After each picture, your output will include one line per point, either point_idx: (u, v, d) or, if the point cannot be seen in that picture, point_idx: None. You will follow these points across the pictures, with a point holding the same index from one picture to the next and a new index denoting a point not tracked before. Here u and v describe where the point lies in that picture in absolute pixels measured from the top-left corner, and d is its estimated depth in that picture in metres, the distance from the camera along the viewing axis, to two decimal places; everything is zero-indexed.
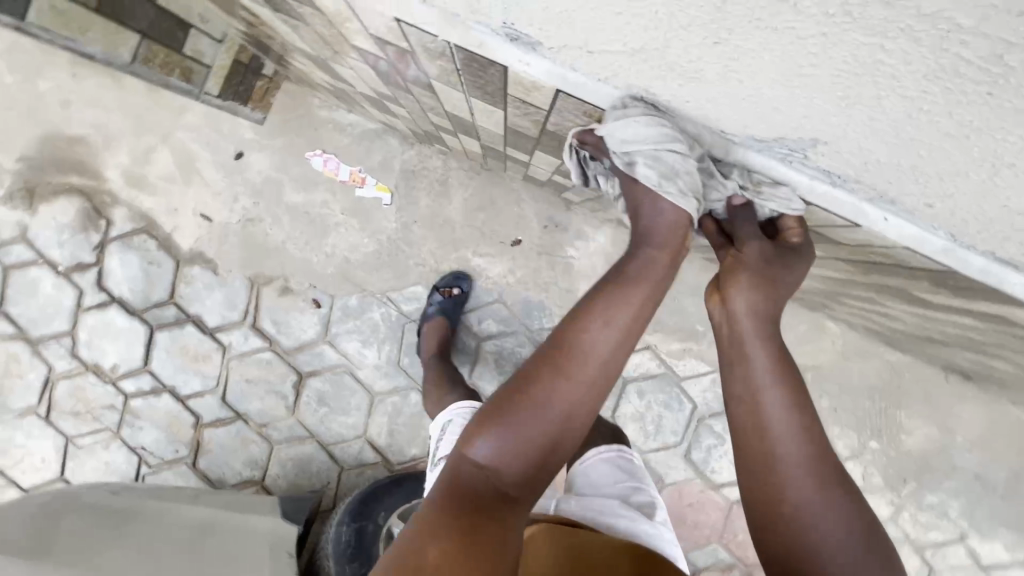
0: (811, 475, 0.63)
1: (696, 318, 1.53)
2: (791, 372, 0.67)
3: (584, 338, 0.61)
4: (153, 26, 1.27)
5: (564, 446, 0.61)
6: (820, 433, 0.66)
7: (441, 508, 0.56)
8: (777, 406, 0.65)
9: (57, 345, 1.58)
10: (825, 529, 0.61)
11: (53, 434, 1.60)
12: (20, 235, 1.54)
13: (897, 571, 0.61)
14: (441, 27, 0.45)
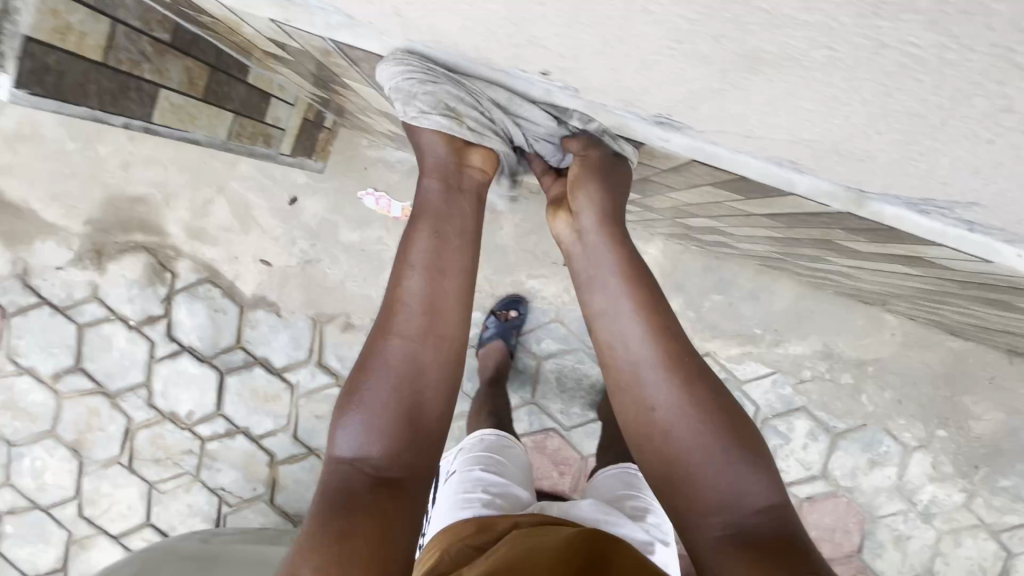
0: (669, 381, 0.60)
1: (752, 322, 1.55)
2: (638, 273, 0.64)
3: (401, 293, 0.65)
4: (242, 103, 0.87)
5: (418, 391, 0.64)
6: (671, 328, 0.62)
7: (324, 501, 0.60)
8: (625, 322, 0.62)
9: (134, 396, 1.64)
10: (685, 423, 0.60)
11: (137, 482, 1.67)
12: (92, 294, 1.61)
13: (758, 448, 0.60)
14: (584, 112, 0.47)
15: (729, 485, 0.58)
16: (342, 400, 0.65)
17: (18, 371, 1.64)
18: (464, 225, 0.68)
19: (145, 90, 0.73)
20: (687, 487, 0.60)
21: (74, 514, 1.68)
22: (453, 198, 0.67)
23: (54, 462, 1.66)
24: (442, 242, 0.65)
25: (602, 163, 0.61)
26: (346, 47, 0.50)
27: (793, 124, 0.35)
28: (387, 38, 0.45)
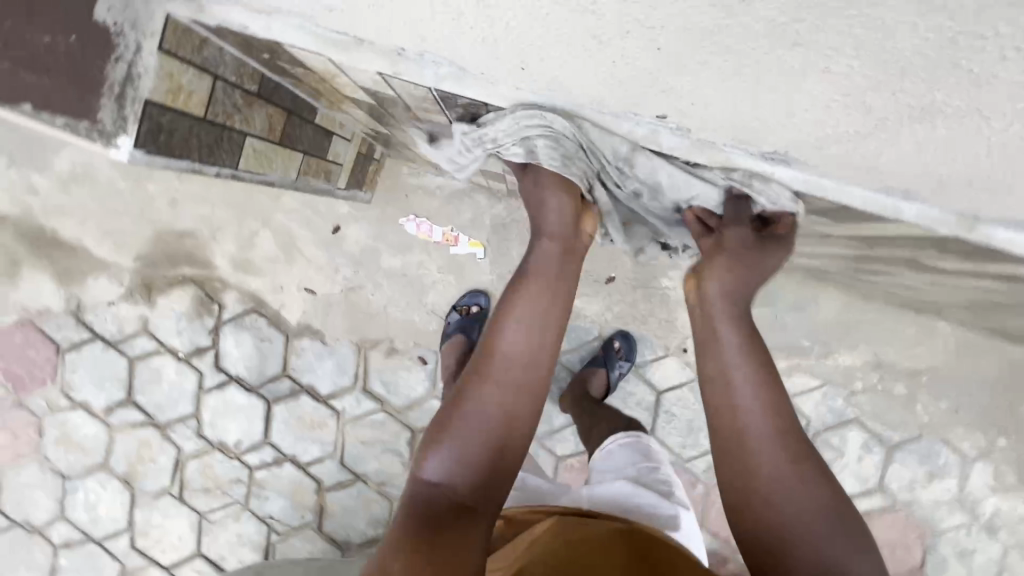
0: (781, 448, 0.70)
1: (800, 334, 1.52)
2: (752, 343, 0.74)
3: (502, 343, 0.72)
4: (310, 144, 0.90)
5: (515, 431, 0.71)
6: (785, 399, 0.72)
7: (407, 526, 0.65)
8: (745, 392, 0.71)
9: (184, 427, 1.67)
10: (789, 488, 0.68)
11: (188, 512, 1.68)
12: (143, 328, 1.65)
13: (856, 525, 0.67)
14: (686, 150, 0.47)
15: (827, 544, 0.65)
16: (429, 435, 0.71)
17: (72, 406, 1.67)
18: (567, 282, 0.77)
19: (235, 141, 0.73)
20: (794, 548, 0.66)
21: (126, 546, 1.70)
22: (558, 258, 0.77)
23: (107, 494, 1.69)
24: (539, 294, 0.74)
25: (739, 246, 0.75)
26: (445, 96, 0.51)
27: (932, 163, 0.35)
28: (494, 87, 0.47)
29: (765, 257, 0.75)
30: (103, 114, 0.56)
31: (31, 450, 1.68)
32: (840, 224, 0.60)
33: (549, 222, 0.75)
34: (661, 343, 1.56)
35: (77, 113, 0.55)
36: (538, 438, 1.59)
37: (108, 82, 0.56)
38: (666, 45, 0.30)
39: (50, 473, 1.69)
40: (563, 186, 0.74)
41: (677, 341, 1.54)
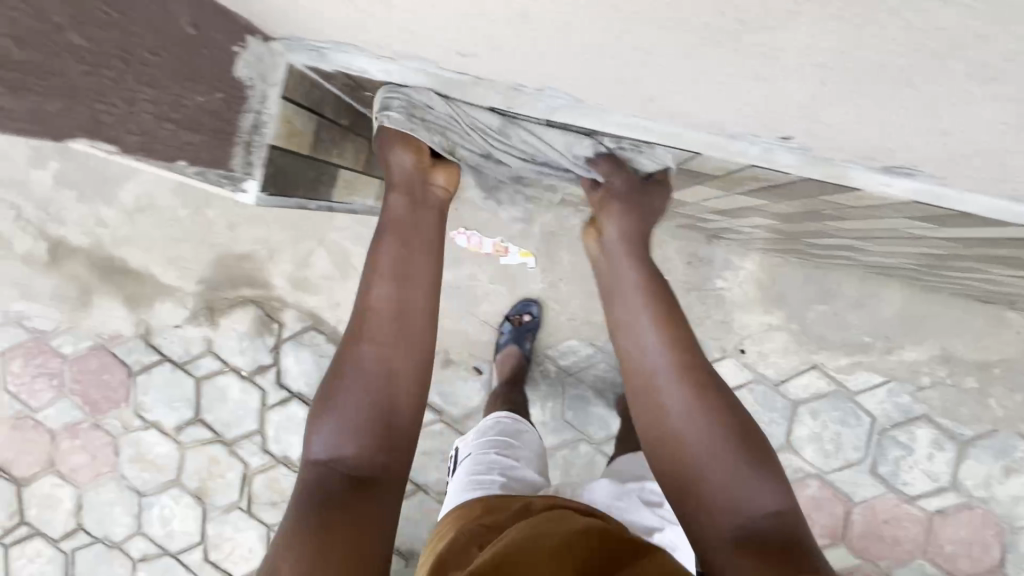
0: (681, 385, 0.69)
1: (862, 330, 1.49)
2: (650, 284, 0.76)
3: (377, 301, 0.70)
4: (389, 170, 0.95)
5: (402, 383, 0.69)
6: (683, 334, 0.73)
7: (300, 510, 0.59)
8: (644, 334, 0.72)
9: (250, 443, 1.72)
10: (693, 422, 0.67)
11: (257, 525, 1.74)
12: (208, 348, 1.71)
13: (764, 451, 0.67)
14: (800, 168, 0.48)
15: (742, 481, 0.64)
16: (315, 409, 0.67)
17: (145, 425, 1.75)
18: (432, 233, 0.74)
19: (331, 175, 0.81)
20: (706, 489, 0.65)
21: (200, 559, 1.76)
22: (425, 216, 0.74)
23: (180, 509, 1.76)
24: (411, 250, 0.72)
25: (626, 192, 0.79)
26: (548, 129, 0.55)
27: None
28: (610, 116, 0.48)
29: (648, 202, 0.80)
30: (234, 160, 0.60)
31: (109, 468, 1.77)
32: (945, 228, 0.59)
33: (410, 181, 0.74)
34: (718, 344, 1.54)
35: (214, 162, 0.57)
36: (596, 444, 1.60)
37: (240, 130, 0.58)
38: (832, 82, 0.30)
39: (128, 489, 1.77)
40: (403, 141, 0.73)
41: (734, 342, 1.53)
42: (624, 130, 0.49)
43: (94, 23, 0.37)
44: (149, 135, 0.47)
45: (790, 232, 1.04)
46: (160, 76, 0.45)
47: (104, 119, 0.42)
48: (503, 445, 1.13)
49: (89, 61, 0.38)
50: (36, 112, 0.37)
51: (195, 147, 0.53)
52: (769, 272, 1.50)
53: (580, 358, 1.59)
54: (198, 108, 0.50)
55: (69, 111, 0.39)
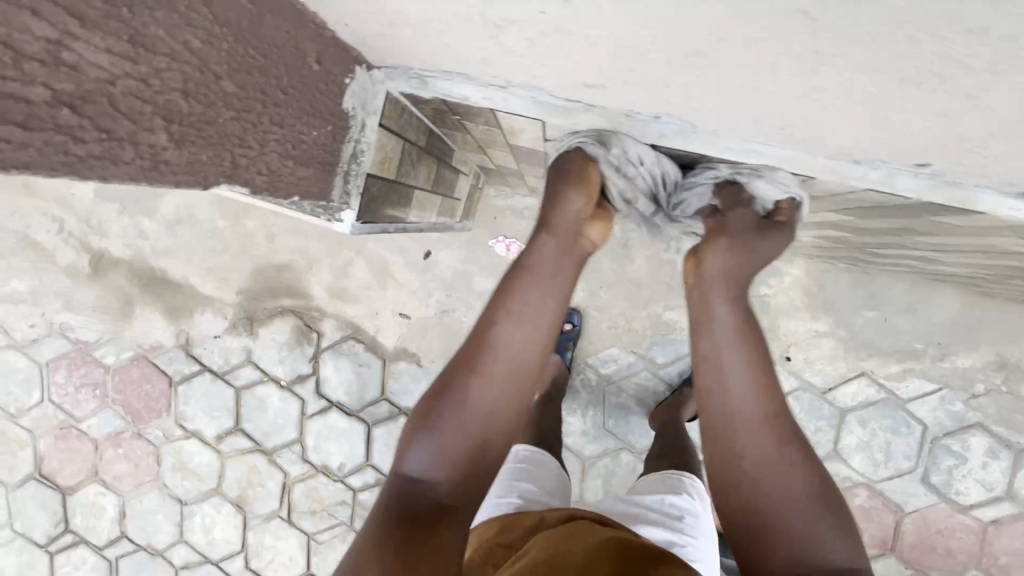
0: (768, 431, 0.67)
1: (913, 336, 1.45)
2: (749, 326, 0.70)
3: (494, 345, 0.68)
4: (451, 187, 0.96)
5: (501, 424, 0.68)
6: (777, 384, 0.69)
7: (389, 520, 0.63)
8: (736, 373, 0.68)
9: (290, 452, 1.73)
10: (777, 471, 0.66)
11: (297, 533, 1.74)
12: (247, 358, 1.72)
13: (840, 507, 0.66)
14: (921, 191, 0.45)
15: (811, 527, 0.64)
16: (413, 423, 0.68)
17: (186, 435, 1.76)
18: (562, 276, 0.72)
19: (409, 195, 0.83)
20: (775, 528, 0.65)
21: (241, 566, 1.77)
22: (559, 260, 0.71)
23: (221, 517, 1.77)
24: (544, 289, 0.70)
25: (739, 229, 0.69)
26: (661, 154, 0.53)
27: None
28: (723, 142, 0.46)
29: (762, 242, 0.69)
30: (333, 192, 0.60)
31: (151, 477, 1.78)
32: None
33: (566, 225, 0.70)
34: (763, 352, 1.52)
35: (321, 195, 0.59)
36: (638, 453, 1.58)
37: (341, 161, 0.59)
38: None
39: (169, 498, 1.78)
40: (573, 183, 0.69)
41: (780, 349, 1.50)
42: (734, 155, 0.48)
43: (242, 74, 0.40)
44: (275, 174, 0.49)
45: (853, 241, 1.01)
46: (288, 113, 0.47)
47: (245, 163, 0.45)
48: (521, 468, 1.00)
49: (236, 109, 0.41)
50: (196, 162, 0.39)
51: (312, 188, 0.56)
52: (816, 278, 1.47)
53: (621, 367, 1.57)
54: (314, 141, 0.52)
55: (216, 157, 0.41)
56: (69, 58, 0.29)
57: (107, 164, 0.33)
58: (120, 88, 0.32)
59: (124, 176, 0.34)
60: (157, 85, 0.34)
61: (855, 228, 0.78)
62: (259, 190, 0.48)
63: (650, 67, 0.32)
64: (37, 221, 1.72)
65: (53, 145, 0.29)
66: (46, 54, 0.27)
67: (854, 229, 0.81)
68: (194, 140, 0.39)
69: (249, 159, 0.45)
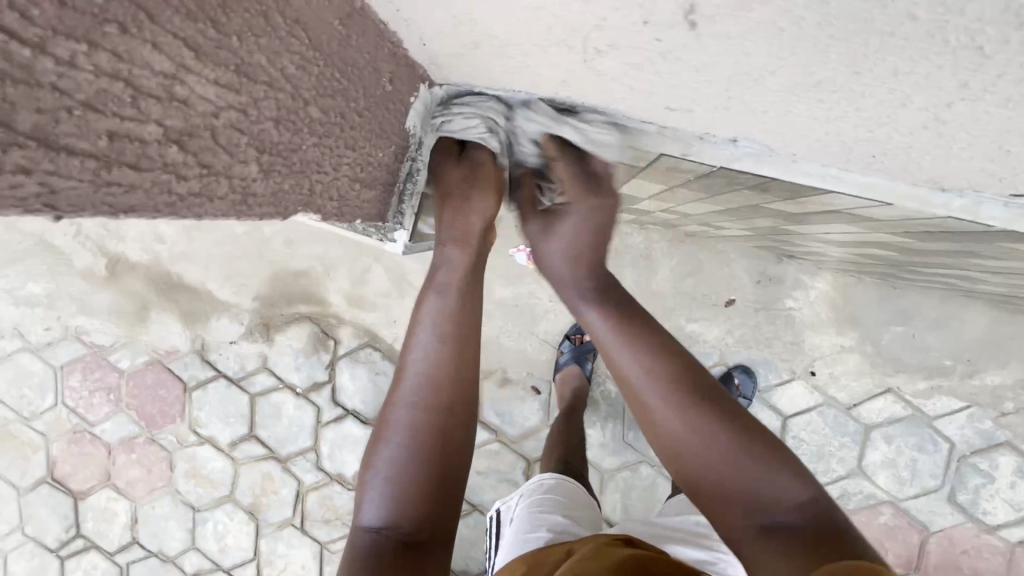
0: (678, 410, 0.65)
1: (941, 353, 1.43)
2: (624, 311, 0.71)
3: (411, 352, 0.67)
4: None
5: (451, 427, 0.66)
6: (671, 359, 0.68)
7: (359, 570, 0.60)
8: (632, 365, 0.68)
9: (304, 460, 1.71)
10: (705, 443, 0.65)
11: (310, 542, 1.72)
12: (263, 364, 1.70)
13: (770, 441, 0.66)
14: (1007, 220, 0.43)
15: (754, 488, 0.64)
16: (363, 471, 0.66)
17: (199, 441, 1.74)
18: (476, 281, 0.71)
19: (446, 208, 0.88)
20: (724, 491, 0.64)
21: None
22: (468, 265, 0.70)
23: (234, 525, 1.75)
24: (451, 293, 0.68)
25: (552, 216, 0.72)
26: (702, 176, 0.55)
27: None
28: (800, 166, 0.44)
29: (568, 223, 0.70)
30: (388, 210, 0.70)
31: (164, 483, 1.77)
32: None
33: (468, 227, 0.68)
34: (787, 366, 1.50)
35: (381, 214, 0.68)
36: (658, 466, 1.56)
37: (397, 183, 0.68)
38: None
39: (182, 504, 1.77)
40: (467, 185, 0.66)
41: (804, 363, 1.48)
42: (808, 179, 0.46)
43: (321, 100, 0.45)
44: (344, 195, 0.57)
45: (895, 258, 0.98)
46: (360, 141, 0.53)
47: (311, 184, 0.50)
48: (548, 499, 0.99)
49: (310, 134, 0.46)
50: (271, 185, 0.45)
51: (366, 200, 0.62)
52: (843, 292, 1.45)
53: None
54: (379, 163, 0.60)
55: (295, 185, 0.48)
56: (180, 91, 0.32)
57: (203, 199, 0.38)
58: (222, 119, 0.37)
59: (215, 210, 0.40)
60: (253, 114, 0.39)
61: (910, 248, 0.76)
62: (319, 210, 0.54)
63: (755, 94, 0.30)
64: (53, 223, 1.71)
65: (167, 177, 0.35)
66: (163, 89, 0.31)
67: (906, 248, 0.79)
68: (274, 167, 0.44)
69: (314, 181, 0.50)
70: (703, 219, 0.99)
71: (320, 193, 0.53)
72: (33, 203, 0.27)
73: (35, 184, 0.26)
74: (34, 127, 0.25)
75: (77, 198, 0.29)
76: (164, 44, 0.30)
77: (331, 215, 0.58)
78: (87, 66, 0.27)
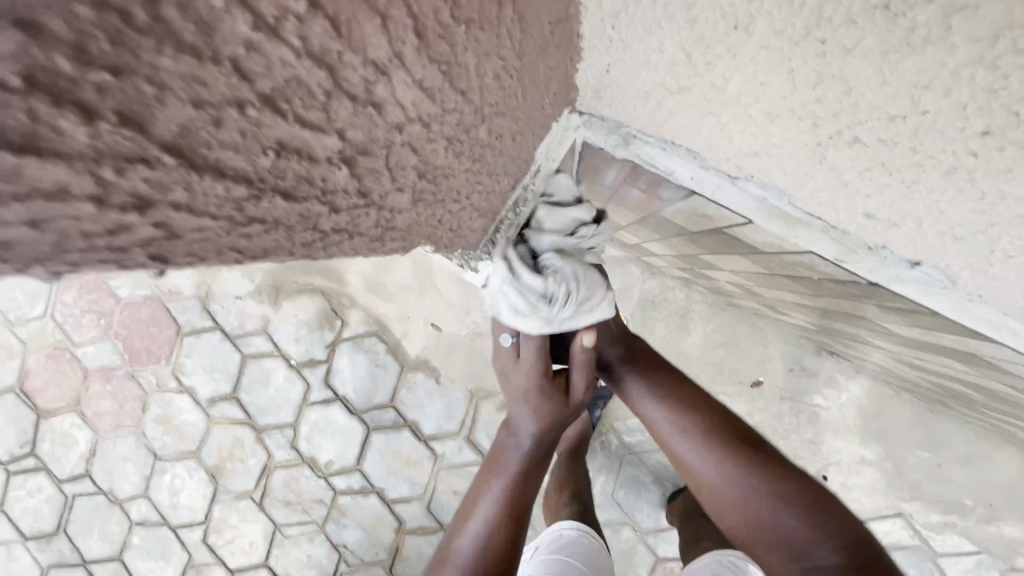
0: (722, 472, 0.78)
1: (963, 491, 1.35)
2: (683, 404, 0.83)
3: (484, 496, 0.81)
4: None
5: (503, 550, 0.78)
6: (717, 433, 0.81)
7: None
8: (684, 443, 0.81)
9: (279, 435, 1.63)
10: (749, 504, 0.77)
11: (264, 520, 1.64)
12: (262, 327, 1.63)
13: (807, 493, 0.76)
14: None
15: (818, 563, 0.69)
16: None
17: (179, 389, 1.67)
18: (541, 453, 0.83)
19: None
20: (768, 538, 0.75)
21: (198, 539, 1.67)
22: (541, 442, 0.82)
23: (191, 483, 1.67)
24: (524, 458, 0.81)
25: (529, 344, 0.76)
26: (829, 275, 0.48)
27: None
28: (970, 306, 0.37)
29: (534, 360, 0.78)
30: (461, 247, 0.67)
31: (131, 422, 1.69)
32: None
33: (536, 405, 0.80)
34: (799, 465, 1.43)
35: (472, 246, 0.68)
36: (640, 533, 1.48)
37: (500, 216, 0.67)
38: None
39: (144, 449, 1.69)
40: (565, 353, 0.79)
41: (818, 466, 1.41)
42: (976, 324, 0.39)
43: (492, 117, 0.45)
44: (457, 229, 0.57)
45: (964, 395, 0.91)
46: (502, 165, 0.53)
47: (442, 214, 0.50)
48: (576, 553, 1.08)
49: (464, 160, 0.46)
50: (413, 217, 0.45)
51: (477, 231, 0.62)
52: (876, 403, 1.37)
53: (646, 440, 1.47)
54: (501, 194, 0.60)
55: (429, 218, 0.49)
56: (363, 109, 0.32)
57: (345, 234, 0.39)
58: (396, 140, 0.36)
59: (353, 243, 0.41)
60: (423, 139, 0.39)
61: (1007, 399, 0.69)
62: (434, 239, 0.54)
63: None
64: None
65: (318, 209, 0.34)
66: (363, 88, 0.31)
67: (998, 396, 0.71)
68: (419, 197, 0.44)
69: (445, 213, 0.51)
70: (773, 304, 0.91)
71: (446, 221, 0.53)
72: (140, 253, 0.25)
73: (148, 226, 0.24)
74: (177, 133, 0.23)
75: (202, 242, 0.28)
76: (393, 21, 0.30)
77: (444, 244, 0.58)
78: (292, 39, 0.25)
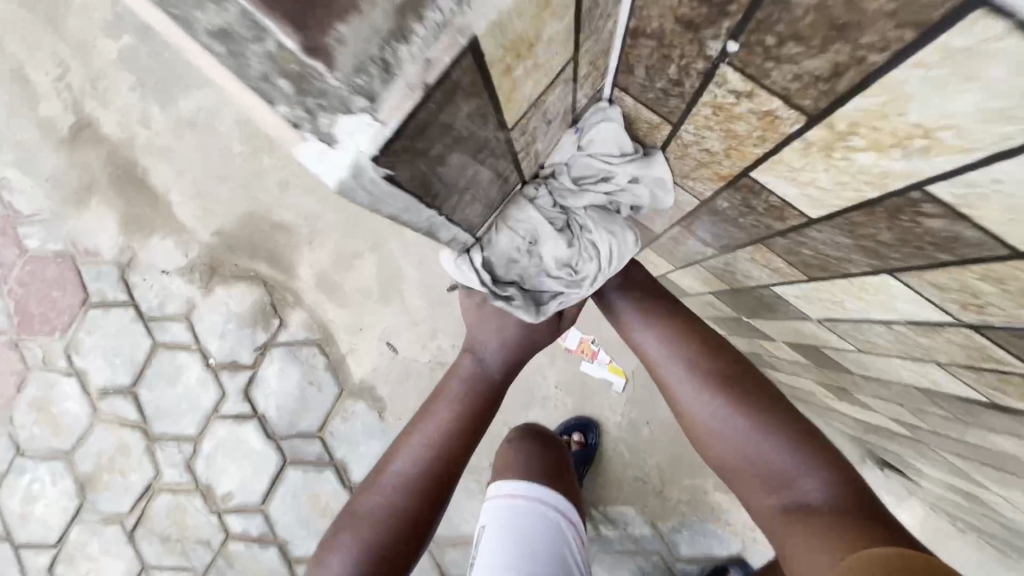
0: (704, 382, 0.59)
1: None
2: (662, 305, 0.64)
3: (418, 427, 0.66)
4: None
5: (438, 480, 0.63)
6: (701, 340, 0.62)
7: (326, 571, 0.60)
8: (659, 346, 0.63)
9: (174, 449, 1.30)
10: (739, 429, 0.57)
11: (130, 557, 1.28)
12: (184, 313, 1.34)
13: (801, 423, 0.57)
14: None
15: (805, 500, 0.52)
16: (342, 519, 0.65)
17: (67, 371, 1.35)
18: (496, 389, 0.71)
19: None
20: (752, 467, 0.56)
21: (43, 566, 1.30)
22: (486, 377, 0.69)
23: (52, 492, 1.32)
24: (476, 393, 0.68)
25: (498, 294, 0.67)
26: None
27: None
28: None
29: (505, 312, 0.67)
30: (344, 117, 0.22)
31: None
32: None
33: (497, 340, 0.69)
34: None
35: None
36: None
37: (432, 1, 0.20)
38: None
39: (7, 438, 1.35)
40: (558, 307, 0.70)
41: None
42: None
43: None
44: None
45: None
46: None
47: (423, 137, 0.25)
48: (541, 518, 0.79)
49: None
50: None
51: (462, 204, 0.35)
52: (929, 539, 1.06)
53: (628, 537, 1.15)
54: None
55: None
56: None
57: None
58: None
59: None
60: None
61: None
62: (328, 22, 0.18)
63: None
64: (40, 57, 1.42)
65: None
66: None
67: None
68: (412, 99, 0.22)
69: (430, 136, 0.26)
70: (856, 389, 0.62)
71: (425, 158, 0.27)
72: None
73: None
74: None
75: None
76: None
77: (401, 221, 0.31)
78: None
